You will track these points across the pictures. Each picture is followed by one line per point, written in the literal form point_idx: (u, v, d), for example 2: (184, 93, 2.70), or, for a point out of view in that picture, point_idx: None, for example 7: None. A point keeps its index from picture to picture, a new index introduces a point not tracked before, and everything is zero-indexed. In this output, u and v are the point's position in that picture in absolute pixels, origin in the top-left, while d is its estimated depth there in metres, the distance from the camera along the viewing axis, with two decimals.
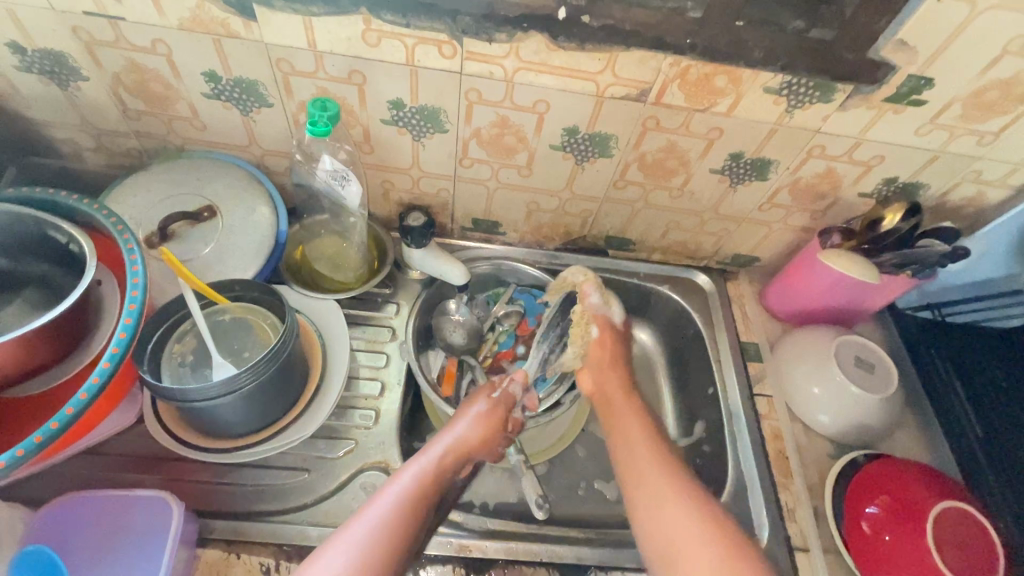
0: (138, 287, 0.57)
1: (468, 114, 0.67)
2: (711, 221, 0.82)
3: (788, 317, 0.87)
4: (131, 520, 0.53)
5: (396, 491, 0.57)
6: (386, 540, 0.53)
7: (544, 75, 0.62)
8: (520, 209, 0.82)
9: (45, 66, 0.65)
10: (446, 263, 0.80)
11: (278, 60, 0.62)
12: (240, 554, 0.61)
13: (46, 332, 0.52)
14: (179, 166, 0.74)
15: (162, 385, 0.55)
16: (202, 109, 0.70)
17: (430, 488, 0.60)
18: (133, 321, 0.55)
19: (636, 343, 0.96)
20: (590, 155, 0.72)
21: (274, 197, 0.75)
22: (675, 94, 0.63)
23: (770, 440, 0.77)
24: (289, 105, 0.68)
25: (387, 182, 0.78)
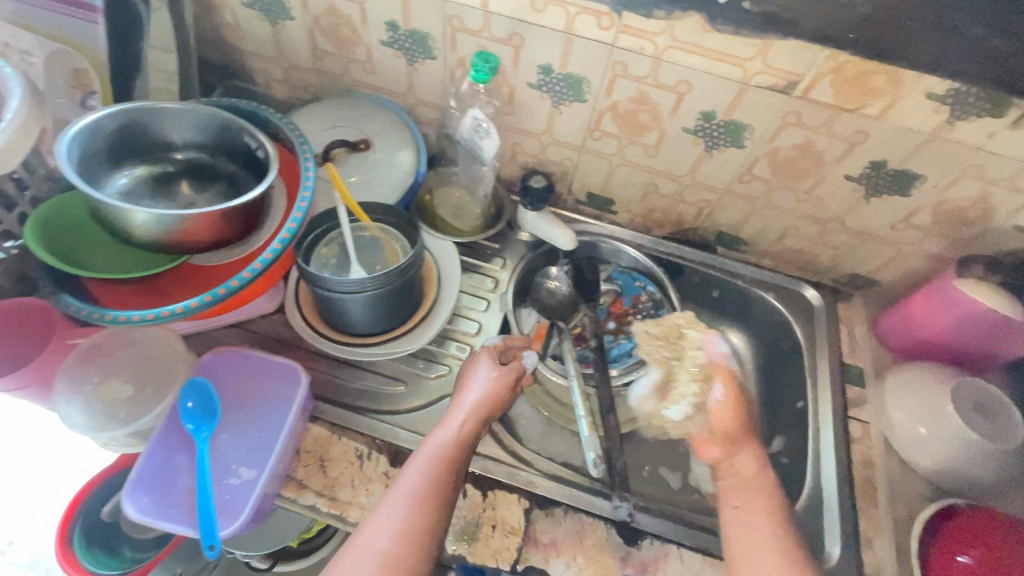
0: (308, 193, 0.68)
1: (609, 87, 0.71)
2: (834, 232, 0.79)
3: (899, 349, 0.82)
4: (271, 381, 0.62)
5: (427, 458, 0.60)
6: (422, 514, 0.56)
7: (693, 56, 0.64)
8: (637, 190, 0.85)
9: (264, 3, 0.78)
10: (557, 228, 0.85)
11: (452, 17, 0.70)
12: (341, 436, 0.68)
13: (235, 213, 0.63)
14: (346, 104, 0.85)
15: (313, 275, 0.65)
16: (376, 56, 0.79)
17: (458, 449, 0.61)
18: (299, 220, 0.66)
19: (725, 346, 0.95)
20: (720, 143, 0.73)
21: (418, 141, 0.84)
22: (825, 89, 0.62)
23: (858, 465, 0.74)
24: (451, 59, 0.76)
25: (518, 145, 0.84)
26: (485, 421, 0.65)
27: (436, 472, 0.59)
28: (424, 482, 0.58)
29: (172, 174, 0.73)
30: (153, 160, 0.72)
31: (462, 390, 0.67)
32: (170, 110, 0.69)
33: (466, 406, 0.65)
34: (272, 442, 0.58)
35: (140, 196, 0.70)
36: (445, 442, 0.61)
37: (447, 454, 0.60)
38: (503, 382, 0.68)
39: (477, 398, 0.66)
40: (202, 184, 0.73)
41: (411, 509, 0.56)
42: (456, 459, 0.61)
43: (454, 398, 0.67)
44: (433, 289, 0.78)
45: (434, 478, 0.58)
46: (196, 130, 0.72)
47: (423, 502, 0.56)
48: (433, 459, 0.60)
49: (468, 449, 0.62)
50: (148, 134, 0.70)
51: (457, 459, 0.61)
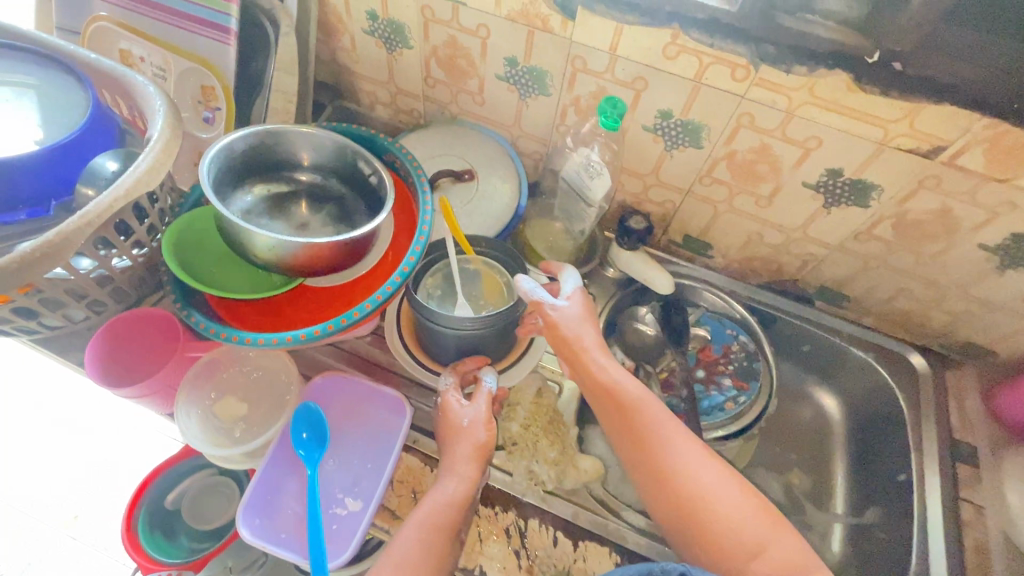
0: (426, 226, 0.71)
1: (730, 136, 0.69)
2: (954, 299, 0.75)
3: (1017, 430, 0.75)
4: (374, 411, 0.63)
5: (417, 523, 0.58)
6: None
7: (830, 113, 0.62)
8: (739, 237, 0.83)
9: (385, 32, 0.79)
10: (652, 269, 0.84)
11: (575, 57, 0.70)
12: (435, 469, 0.67)
13: (356, 244, 0.65)
14: (451, 132, 0.87)
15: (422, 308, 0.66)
16: (488, 88, 0.80)
17: (456, 513, 0.59)
18: (416, 257, 0.68)
19: (814, 403, 0.90)
20: (842, 200, 0.70)
21: (519, 173, 0.84)
22: (975, 156, 0.59)
23: (971, 552, 0.69)
24: (565, 97, 0.75)
25: (620, 183, 0.83)
26: (480, 478, 0.62)
27: (433, 541, 0.56)
28: (416, 552, 0.55)
29: (287, 194, 0.75)
30: (270, 179, 0.75)
31: (455, 443, 0.64)
32: (294, 132, 0.72)
33: (455, 463, 0.62)
34: (376, 474, 0.59)
35: (258, 214, 0.73)
36: (434, 504, 0.59)
37: (446, 519, 0.58)
38: (483, 429, 0.64)
39: (462, 453, 0.63)
40: (316, 205, 0.75)
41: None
42: (448, 523, 0.58)
43: (446, 452, 0.64)
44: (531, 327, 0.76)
45: (422, 546, 0.56)
46: (314, 152, 0.74)
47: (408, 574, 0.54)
48: (427, 526, 0.57)
49: (461, 511, 0.59)
50: (270, 154, 0.73)
51: (451, 524, 0.58)
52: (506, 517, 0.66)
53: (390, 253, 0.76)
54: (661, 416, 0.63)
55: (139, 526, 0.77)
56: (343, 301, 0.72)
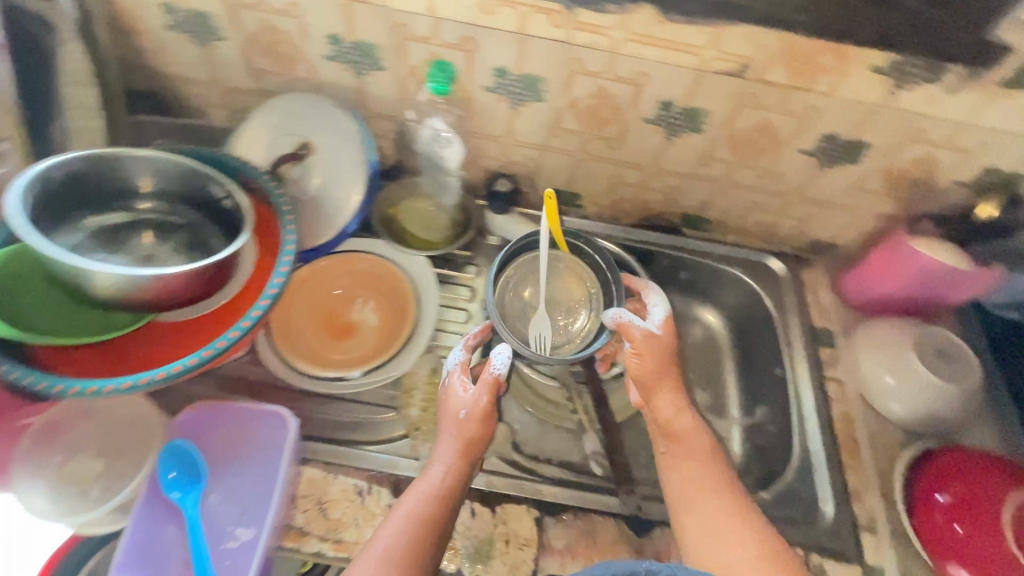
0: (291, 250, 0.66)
1: (568, 84, 0.70)
2: (794, 204, 0.82)
3: (863, 307, 0.86)
4: (258, 432, 0.60)
5: (406, 512, 0.58)
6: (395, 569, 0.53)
7: (650, 47, 0.64)
8: (603, 182, 0.85)
9: (188, 25, 0.72)
10: (529, 230, 0.85)
11: (399, 25, 0.67)
12: (338, 475, 0.65)
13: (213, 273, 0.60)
14: (302, 106, 0.75)
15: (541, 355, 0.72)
16: (321, 70, 0.75)
17: (439, 503, 0.59)
18: (279, 285, 0.64)
19: (701, 324, 0.96)
20: (681, 130, 0.74)
21: (359, 127, 0.75)
22: (777, 70, 0.64)
23: (839, 422, 0.77)
24: (401, 69, 0.73)
25: (480, 149, 0.83)
26: (469, 471, 0.63)
27: (414, 529, 0.56)
28: (399, 541, 0.55)
29: (125, 224, 0.67)
30: (102, 209, 0.66)
31: (441, 433, 0.65)
32: (127, 156, 0.64)
33: (445, 451, 0.64)
34: (267, 496, 0.56)
35: (90, 249, 0.64)
36: (427, 488, 0.60)
37: (427, 506, 0.59)
38: (473, 425, 0.65)
39: (453, 440, 0.64)
40: (162, 233, 0.67)
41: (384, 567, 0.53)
42: (436, 512, 0.59)
43: (437, 441, 0.65)
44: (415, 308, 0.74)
45: (410, 530, 0.56)
46: (154, 177, 0.66)
47: (395, 559, 0.54)
48: (411, 516, 0.58)
49: (449, 500, 0.60)
50: (98, 182, 0.64)
51: (442, 511, 0.59)
52: None
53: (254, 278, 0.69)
54: (707, 478, 0.63)
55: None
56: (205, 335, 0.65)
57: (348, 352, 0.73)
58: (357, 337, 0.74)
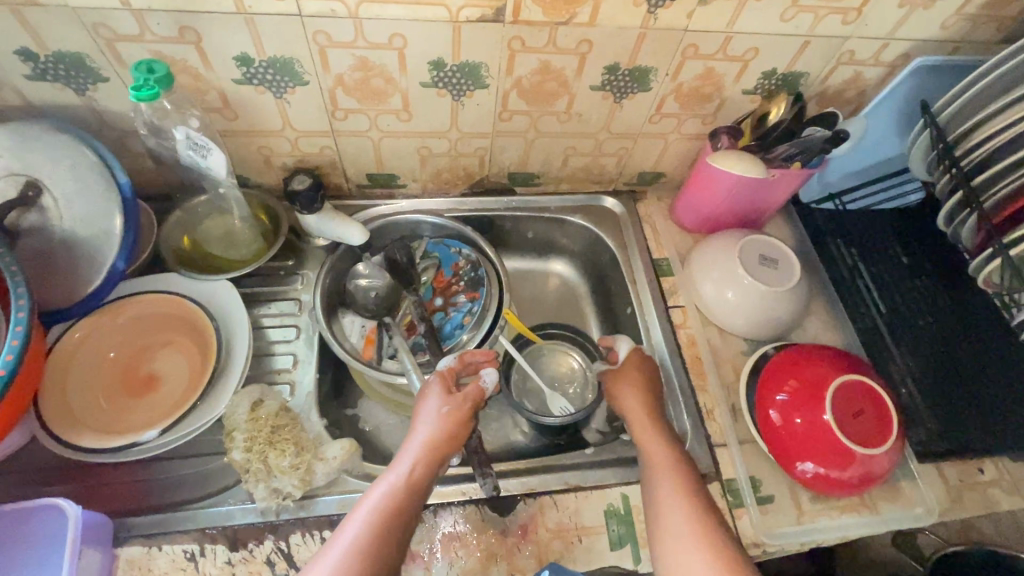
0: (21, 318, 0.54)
1: (324, 60, 0.63)
2: (607, 141, 0.81)
3: (697, 227, 0.87)
4: (37, 532, 0.51)
5: (370, 504, 0.55)
6: (361, 562, 0.50)
7: (391, 5, 0.58)
8: (413, 157, 0.80)
9: None
10: (342, 224, 0.78)
11: (96, 25, 0.57)
12: (162, 545, 0.59)
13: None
14: (17, 139, 0.63)
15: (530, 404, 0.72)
16: (34, 94, 0.63)
17: (404, 496, 0.56)
18: (14, 354, 0.53)
19: (557, 278, 0.95)
20: (465, 88, 0.69)
21: (98, 149, 0.65)
22: (531, 8, 0.60)
23: (687, 348, 0.79)
24: (127, 75, 0.62)
25: (265, 148, 0.74)
26: (439, 464, 0.61)
27: (383, 518, 0.54)
28: (369, 533, 0.53)
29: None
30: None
31: (417, 427, 0.63)
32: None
33: (418, 441, 0.61)
34: None
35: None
36: (396, 477, 0.58)
37: (397, 493, 0.56)
38: (461, 413, 0.65)
39: (432, 429, 0.62)
40: None
41: (350, 561, 0.50)
42: (404, 501, 0.56)
43: (410, 436, 0.63)
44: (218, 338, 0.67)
45: (375, 522, 0.54)
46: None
47: (360, 553, 0.51)
48: (377, 509, 0.55)
49: (417, 490, 0.57)
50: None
51: (408, 502, 0.56)
52: (263, 548, 0.60)
53: None
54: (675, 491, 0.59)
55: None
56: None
57: (149, 407, 0.65)
58: (161, 389, 0.67)
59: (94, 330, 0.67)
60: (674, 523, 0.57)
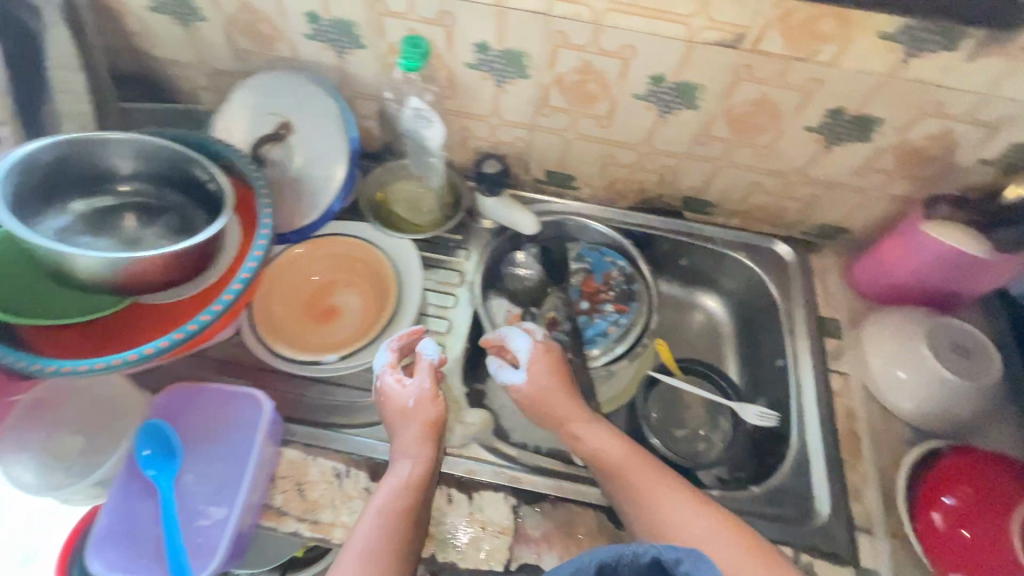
0: (266, 234, 0.64)
1: (552, 59, 0.67)
2: (800, 185, 0.77)
3: (875, 295, 0.80)
4: (236, 416, 0.59)
5: (375, 509, 0.56)
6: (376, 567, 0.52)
7: (634, 18, 0.60)
8: (596, 163, 0.82)
9: (170, 6, 0.71)
10: (517, 212, 0.82)
11: (374, 0, 0.65)
12: (316, 456, 0.66)
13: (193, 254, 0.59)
14: (281, 86, 0.74)
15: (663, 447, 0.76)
16: (302, 50, 0.74)
17: (413, 497, 0.58)
18: (257, 263, 0.62)
19: (703, 312, 0.93)
20: (674, 106, 0.69)
21: (339, 102, 0.74)
22: (774, 39, 0.59)
23: (841, 418, 0.73)
24: (381, 47, 0.70)
25: (468, 129, 0.80)
26: (435, 457, 0.62)
27: (390, 522, 0.55)
28: (378, 536, 0.54)
29: (113, 208, 0.67)
30: (91, 194, 0.67)
31: (403, 429, 0.62)
32: (109, 140, 0.64)
33: (404, 442, 0.62)
34: (237, 479, 0.56)
35: (78, 233, 0.65)
36: (393, 483, 0.58)
37: (402, 497, 0.57)
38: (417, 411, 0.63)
39: (410, 426, 0.62)
40: (148, 217, 0.68)
41: (366, 564, 0.52)
42: (410, 504, 0.57)
43: (393, 441, 0.63)
44: (394, 293, 0.74)
45: (386, 527, 0.55)
46: (139, 161, 0.67)
47: (377, 558, 0.53)
48: (385, 514, 0.56)
49: (421, 490, 0.59)
50: (83, 165, 0.64)
51: (416, 502, 0.58)
52: None
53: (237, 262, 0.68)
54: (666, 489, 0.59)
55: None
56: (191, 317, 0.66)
57: (327, 331, 0.74)
58: (340, 320, 0.75)
59: (303, 256, 0.77)
60: (692, 524, 0.55)
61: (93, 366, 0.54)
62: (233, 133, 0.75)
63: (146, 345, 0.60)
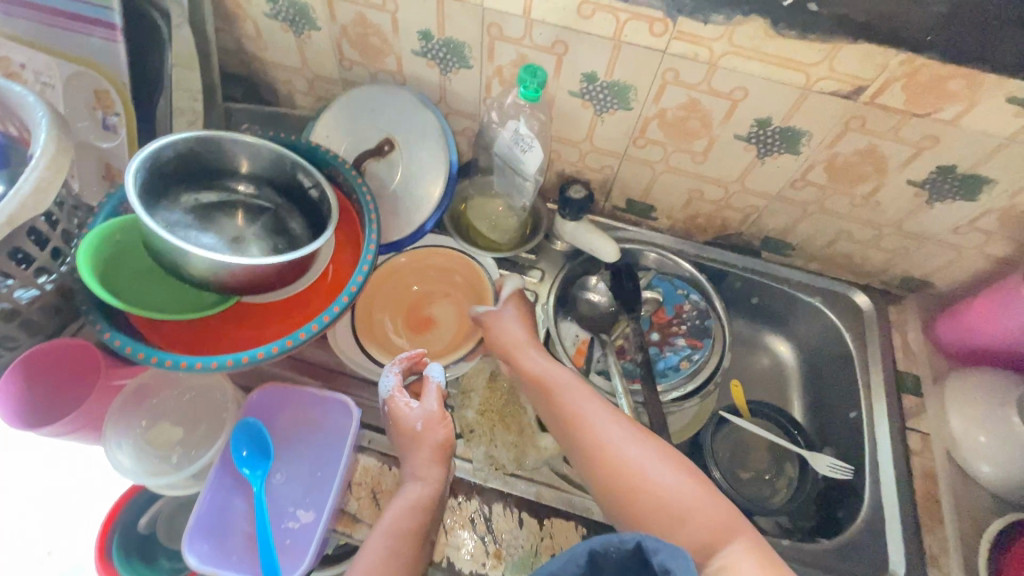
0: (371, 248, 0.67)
1: (658, 94, 0.67)
2: (890, 237, 0.76)
3: (957, 355, 0.79)
4: (327, 421, 0.62)
5: (386, 525, 0.55)
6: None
7: (752, 61, 0.60)
8: (681, 196, 0.82)
9: (288, 15, 0.74)
10: (597, 239, 0.82)
11: (490, 25, 0.66)
12: (392, 466, 0.66)
13: (300, 263, 0.62)
14: (387, 100, 0.77)
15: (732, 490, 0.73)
16: (408, 65, 0.76)
17: (425, 512, 0.57)
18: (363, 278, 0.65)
19: (770, 353, 0.92)
20: (775, 149, 0.69)
21: (441, 122, 0.76)
22: (895, 94, 0.59)
23: (920, 478, 0.72)
24: (487, 69, 0.72)
25: (557, 153, 0.81)
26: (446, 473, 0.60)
27: (397, 537, 0.54)
28: (388, 551, 0.53)
29: (218, 205, 0.70)
30: (201, 189, 0.70)
31: (410, 453, 0.61)
32: (227, 141, 0.67)
33: (414, 459, 0.60)
34: (326, 482, 0.58)
35: (187, 227, 0.67)
36: (403, 499, 0.57)
37: (409, 514, 0.56)
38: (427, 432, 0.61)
39: (421, 445, 0.60)
40: (250, 216, 0.71)
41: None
42: (422, 519, 0.56)
43: (403, 463, 0.61)
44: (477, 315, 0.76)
45: (399, 544, 0.54)
46: (250, 162, 0.70)
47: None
48: (390, 528, 0.55)
49: (433, 505, 0.58)
50: (200, 162, 0.67)
51: (428, 517, 0.57)
52: (469, 505, 0.65)
53: (332, 269, 0.71)
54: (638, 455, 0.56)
55: (113, 556, 0.69)
56: (286, 319, 0.69)
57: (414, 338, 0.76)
58: (427, 332, 0.77)
59: (415, 259, 0.80)
60: (662, 481, 0.53)
61: (211, 365, 0.58)
62: (335, 143, 0.79)
63: (253, 347, 0.63)
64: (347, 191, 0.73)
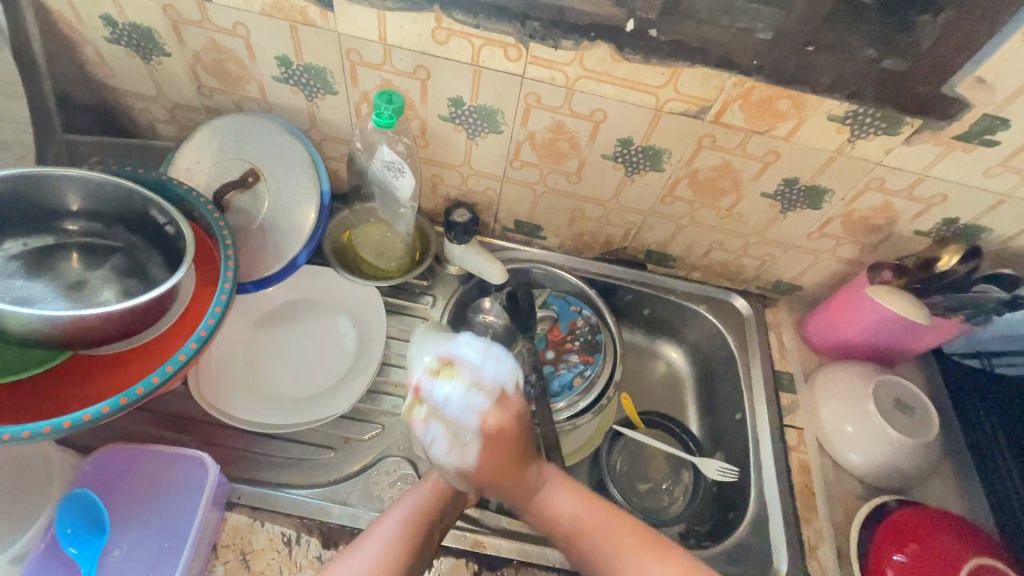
0: (228, 286, 0.63)
1: (524, 117, 0.68)
2: (756, 244, 0.81)
3: (826, 351, 0.84)
4: (180, 479, 0.59)
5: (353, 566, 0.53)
6: None
7: (605, 85, 0.62)
8: (565, 215, 0.83)
9: (132, 38, 0.68)
10: (485, 262, 0.81)
11: (349, 50, 0.64)
12: (264, 522, 0.62)
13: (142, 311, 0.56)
14: (250, 130, 0.73)
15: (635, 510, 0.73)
16: (271, 91, 0.72)
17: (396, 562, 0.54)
18: (217, 319, 0.60)
19: (665, 361, 0.94)
20: (640, 167, 0.72)
21: (311, 153, 0.73)
22: (735, 113, 0.62)
23: (797, 473, 0.76)
24: (353, 94, 0.70)
25: (438, 177, 0.80)
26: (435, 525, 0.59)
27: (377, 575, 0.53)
28: None
29: (53, 248, 0.63)
30: (29, 232, 0.62)
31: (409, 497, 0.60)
32: (57, 178, 0.60)
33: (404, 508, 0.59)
34: (174, 552, 0.55)
35: (12, 276, 0.60)
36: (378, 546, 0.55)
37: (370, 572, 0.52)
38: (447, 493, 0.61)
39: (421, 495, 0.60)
40: (92, 258, 0.64)
41: None
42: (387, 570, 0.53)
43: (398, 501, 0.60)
44: (371, 355, 0.73)
45: None
46: (87, 198, 0.63)
47: None
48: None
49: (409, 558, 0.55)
50: (22, 204, 0.60)
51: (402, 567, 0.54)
52: None
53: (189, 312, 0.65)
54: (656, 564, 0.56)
55: None
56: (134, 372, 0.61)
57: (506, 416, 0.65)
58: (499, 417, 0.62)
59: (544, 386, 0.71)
60: None
61: (26, 434, 0.50)
62: (196, 175, 0.73)
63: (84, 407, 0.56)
64: (207, 228, 0.67)
